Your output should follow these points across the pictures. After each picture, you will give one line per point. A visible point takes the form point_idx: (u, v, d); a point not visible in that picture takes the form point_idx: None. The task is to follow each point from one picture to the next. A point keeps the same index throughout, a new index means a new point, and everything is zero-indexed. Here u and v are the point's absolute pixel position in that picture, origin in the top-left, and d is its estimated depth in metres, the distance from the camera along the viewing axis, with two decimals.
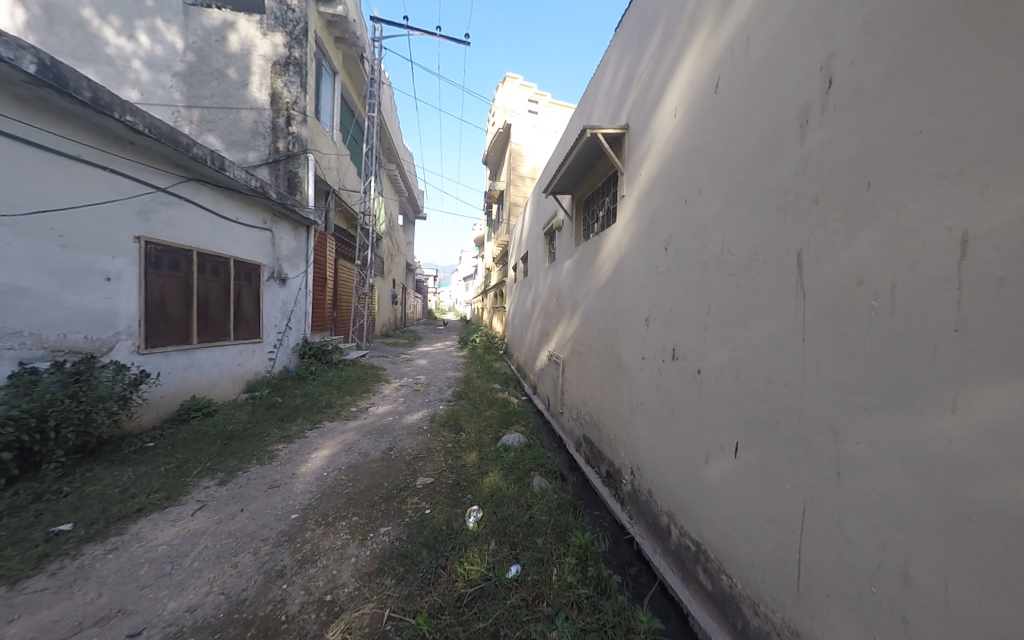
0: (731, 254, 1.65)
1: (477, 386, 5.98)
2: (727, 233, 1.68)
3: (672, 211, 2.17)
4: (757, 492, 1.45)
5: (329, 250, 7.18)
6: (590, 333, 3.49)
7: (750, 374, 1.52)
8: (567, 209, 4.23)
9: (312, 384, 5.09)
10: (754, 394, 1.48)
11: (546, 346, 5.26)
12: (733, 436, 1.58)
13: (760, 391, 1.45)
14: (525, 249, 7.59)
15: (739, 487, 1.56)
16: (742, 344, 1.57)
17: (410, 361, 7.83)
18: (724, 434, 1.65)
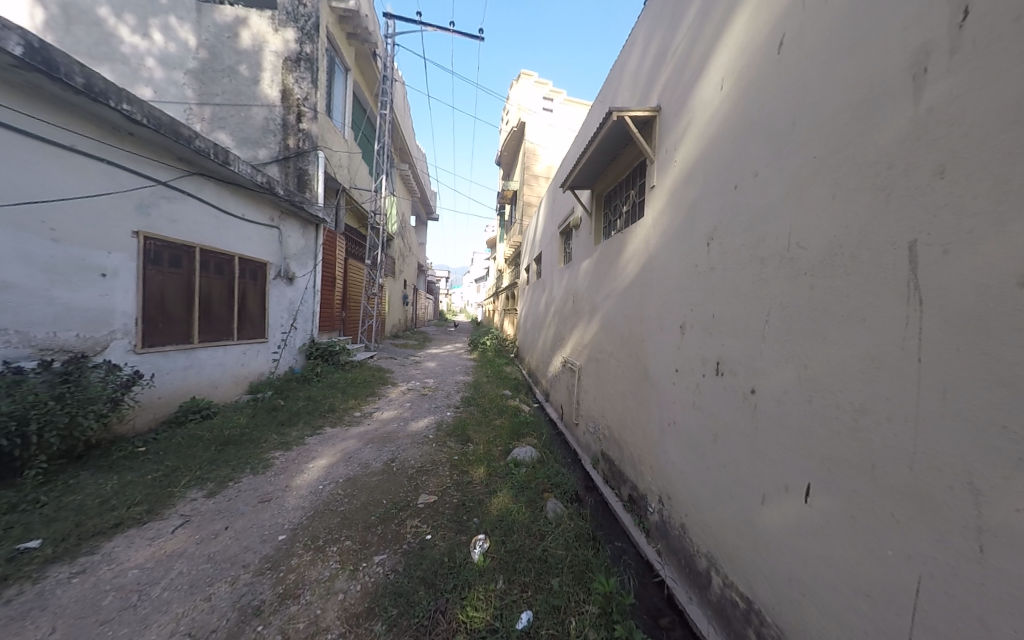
0: (804, 250, 1.36)
1: (486, 391, 5.73)
2: (796, 224, 1.40)
3: (718, 201, 1.88)
4: (840, 552, 1.17)
5: (338, 249, 7.08)
6: (610, 340, 3.19)
7: (828, 402, 1.23)
8: (585, 205, 3.93)
9: (316, 386, 4.93)
10: (836, 428, 1.20)
11: (559, 352, 4.97)
12: (803, 477, 1.31)
13: (846, 424, 1.16)
14: (538, 250, 7.33)
15: (812, 541, 1.28)
16: (817, 363, 1.29)
17: (418, 364, 7.66)
18: (790, 473, 1.38)
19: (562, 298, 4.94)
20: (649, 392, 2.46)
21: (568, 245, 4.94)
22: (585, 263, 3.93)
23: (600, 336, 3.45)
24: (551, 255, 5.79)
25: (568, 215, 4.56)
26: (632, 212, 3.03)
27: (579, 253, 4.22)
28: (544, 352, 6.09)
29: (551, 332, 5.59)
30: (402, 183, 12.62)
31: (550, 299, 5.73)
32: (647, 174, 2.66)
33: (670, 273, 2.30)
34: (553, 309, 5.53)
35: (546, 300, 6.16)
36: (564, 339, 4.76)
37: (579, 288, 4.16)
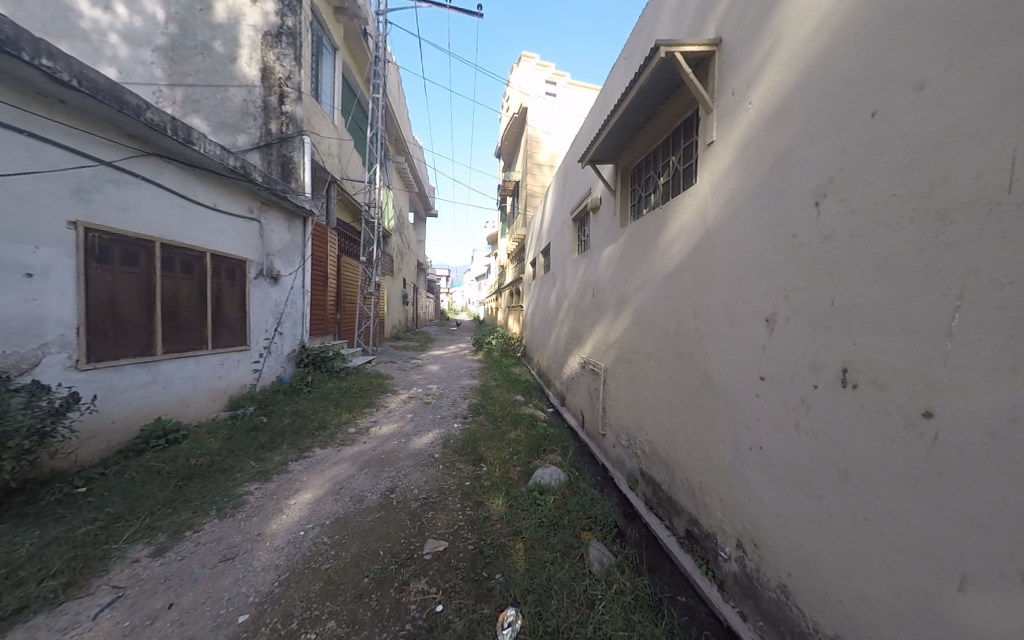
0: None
1: (496, 396, 5.21)
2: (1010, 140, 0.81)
3: (839, 140, 1.23)
4: None
5: (330, 245, 6.56)
6: (646, 336, 2.64)
7: None
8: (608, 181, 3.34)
9: (307, 399, 4.39)
10: None
11: (578, 351, 4.44)
12: None
13: None
14: (546, 240, 6.79)
15: None
16: None
17: (420, 367, 7.15)
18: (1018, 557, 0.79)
19: (578, 291, 4.41)
20: (711, 401, 1.88)
21: (585, 232, 4.39)
22: (608, 249, 3.37)
23: (631, 326, 2.90)
24: (563, 245, 5.26)
25: (585, 197, 4.00)
26: (668, 185, 2.46)
27: (598, 238, 3.68)
28: (557, 350, 5.57)
29: (565, 329, 5.06)
30: (398, 177, 12.02)
31: (563, 293, 5.20)
32: (697, 131, 2.09)
33: (738, 239, 1.69)
34: (567, 304, 4.99)
35: (557, 295, 5.63)
36: (583, 337, 4.24)
37: (600, 279, 3.61)
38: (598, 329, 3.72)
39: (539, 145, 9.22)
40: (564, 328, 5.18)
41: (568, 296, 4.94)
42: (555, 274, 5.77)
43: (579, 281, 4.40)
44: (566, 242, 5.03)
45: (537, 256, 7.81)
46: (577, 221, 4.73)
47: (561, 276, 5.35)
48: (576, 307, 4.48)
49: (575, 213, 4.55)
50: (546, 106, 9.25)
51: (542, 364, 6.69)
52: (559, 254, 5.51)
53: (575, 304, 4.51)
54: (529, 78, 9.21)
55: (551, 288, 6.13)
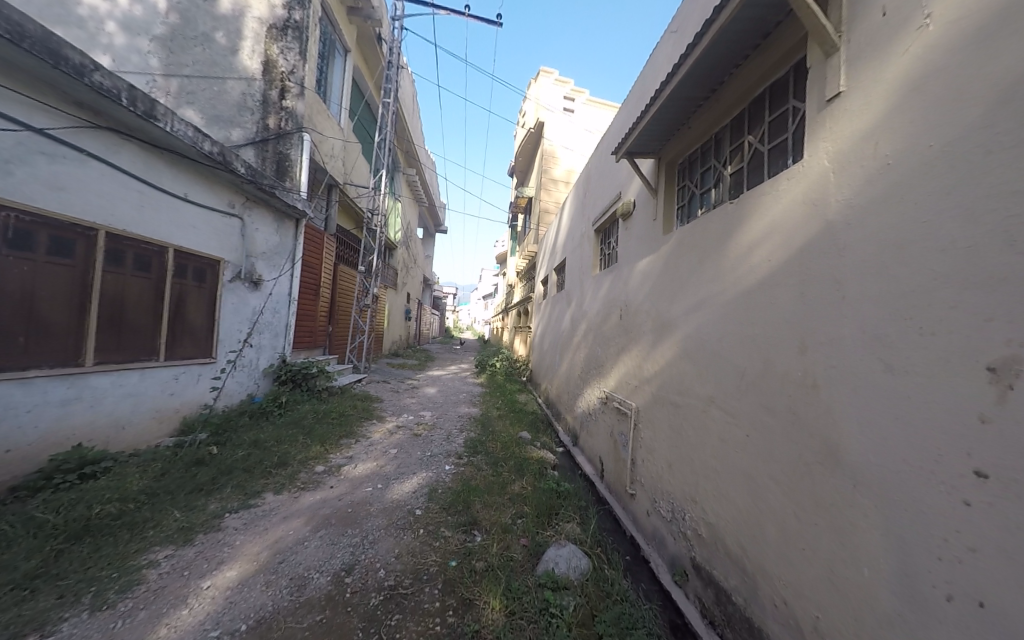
0: None
1: (496, 430, 4.48)
2: None
3: None
4: None
5: (325, 252, 6.10)
6: (702, 373, 1.96)
7: None
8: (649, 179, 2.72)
9: (275, 425, 3.73)
10: None
11: (597, 383, 3.76)
12: None
13: None
14: (560, 256, 6.24)
15: None
16: None
17: (415, 390, 6.47)
18: None
19: (600, 311, 3.78)
20: (845, 489, 1.17)
21: (610, 244, 3.81)
22: (643, 261, 2.76)
23: (677, 358, 2.23)
24: (581, 260, 4.68)
25: (612, 203, 3.44)
26: (738, 174, 1.87)
27: (628, 251, 3.09)
28: (570, 380, 4.87)
29: (581, 355, 4.40)
30: (409, 190, 11.81)
31: (580, 315, 4.57)
32: (797, 92, 1.50)
33: (891, 231, 1.06)
34: (584, 326, 4.36)
35: (571, 316, 5.00)
36: (604, 367, 3.57)
37: (631, 297, 2.98)
38: (625, 359, 3.06)
39: (556, 160, 8.87)
40: (578, 355, 4.51)
41: (586, 317, 4.30)
42: (570, 293, 5.18)
43: (601, 301, 3.78)
44: (586, 258, 4.46)
45: (548, 273, 7.27)
46: (599, 234, 4.18)
47: (578, 295, 4.75)
48: (597, 332, 3.84)
49: (598, 224, 4.00)
50: (564, 122, 8.99)
51: (551, 394, 5.96)
52: (576, 271, 4.95)
53: (596, 327, 3.87)
54: (547, 93, 9.01)
55: (564, 309, 5.52)
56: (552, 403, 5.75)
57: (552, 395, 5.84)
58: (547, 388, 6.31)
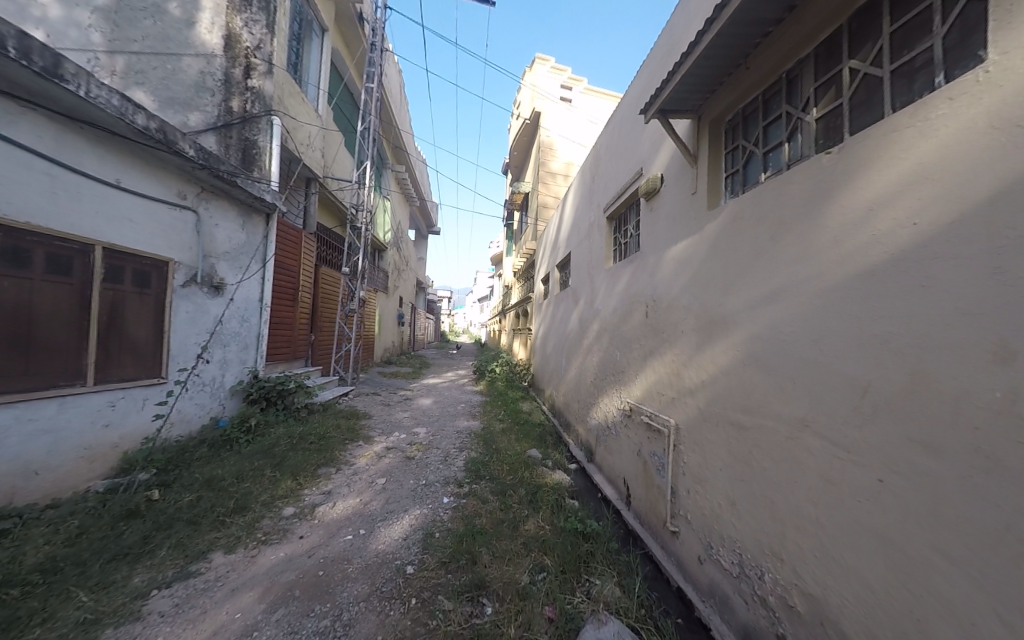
0: None
1: (502, 447, 3.94)
2: None
3: None
4: None
5: (305, 253, 5.53)
6: (785, 386, 1.45)
7: None
8: (688, 145, 2.22)
9: (239, 457, 3.12)
10: None
11: (617, 390, 3.25)
12: None
13: None
14: (564, 250, 5.77)
15: None
16: None
17: (408, 401, 5.90)
18: None
19: (619, 308, 3.27)
20: None
21: (627, 230, 3.34)
22: (683, 244, 2.26)
23: (739, 362, 1.73)
24: (590, 251, 4.19)
25: (633, 180, 2.98)
26: (832, 117, 1.40)
27: (657, 233, 2.60)
28: (582, 387, 4.36)
29: (595, 359, 3.89)
30: (397, 188, 11.24)
31: (592, 314, 4.06)
32: None
33: None
34: (598, 326, 3.85)
35: (581, 315, 4.50)
36: (626, 373, 3.06)
37: (662, 290, 2.48)
38: (655, 362, 2.56)
39: (554, 152, 8.54)
40: (592, 358, 4.00)
41: (600, 316, 3.81)
42: (578, 290, 4.68)
43: (619, 296, 3.29)
44: (597, 250, 3.97)
45: (550, 270, 6.80)
46: (613, 220, 3.70)
47: (587, 292, 4.25)
48: (616, 332, 3.34)
49: (612, 208, 3.53)
50: (561, 112, 8.61)
51: (558, 401, 5.43)
52: (584, 266, 4.45)
53: (614, 327, 3.37)
54: (544, 81, 8.59)
55: (570, 309, 5.02)
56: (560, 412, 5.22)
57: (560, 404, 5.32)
58: (554, 395, 5.78)
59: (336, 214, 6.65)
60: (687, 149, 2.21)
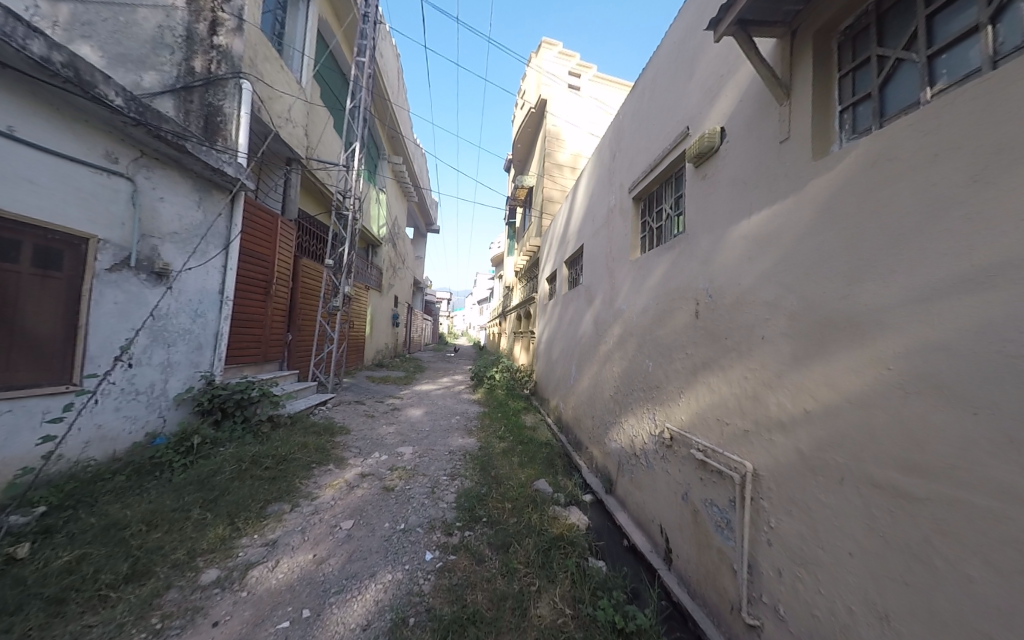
0: None
1: (503, 475, 3.25)
2: None
3: None
4: None
5: (281, 242, 4.89)
6: (1019, 440, 0.79)
7: None
8: (781, 72, 1.57)
9: (164, 490, 2.42)
10: None
11: (651, 411, 2.58)
12: None
13: None
14: (573, 244, 5.15)
15: None
16: None
17: (397, 412, 5.21)
18: None
19: (652, 307, 2.62)
20: None
21: (661, 211, 2.71)
22: (762, 215, 1.61)
23: (887, 388, 1.08)
24: (611, 240, 3.54)
25: (676, 140, 2.35)
26: None
27: (717, 205, 1.95)
28: (598, 403, 3.68)
29: (618, 370, 3.22)
30: (394, 182, 10.64)
31: (612, 316, 3.41)
32: None
33: None
34: (621, 330, 3.19)
35: (598, 317, 3.84)
36: (664, 389, 2.40)
37: (726, 281, 1.83)
38: (712, 378, 1.90)
39: (560, 144, 8.04)
40: (613, 369, 3.33)
41: (623, 316, 3.16)
42: (593, 289, 4.03)
43: (652, 293, 2.64)
44: (619, 240, 3.32)
45: (557, 267, 6.16)
46: (642, 201, 3.07)
47: (607, 292, 3.60)
48: (647, 337, 2.68)
49: (642, 184, 2.90)
50: (569, 101, 8.11)
51: (567, 416, 4.75)
52: (602, 260, 3.81)
53: (645, 331, 2.72)
54: (551, 68, 8.02)
55: (584, 311, 4.36)
56: (570, 429, 4.53)
57: (569, 420, 4.63)
58: (562, 408, 5.09)
59: (318, 200, 6.04)
60: (781, 79, 1.54)
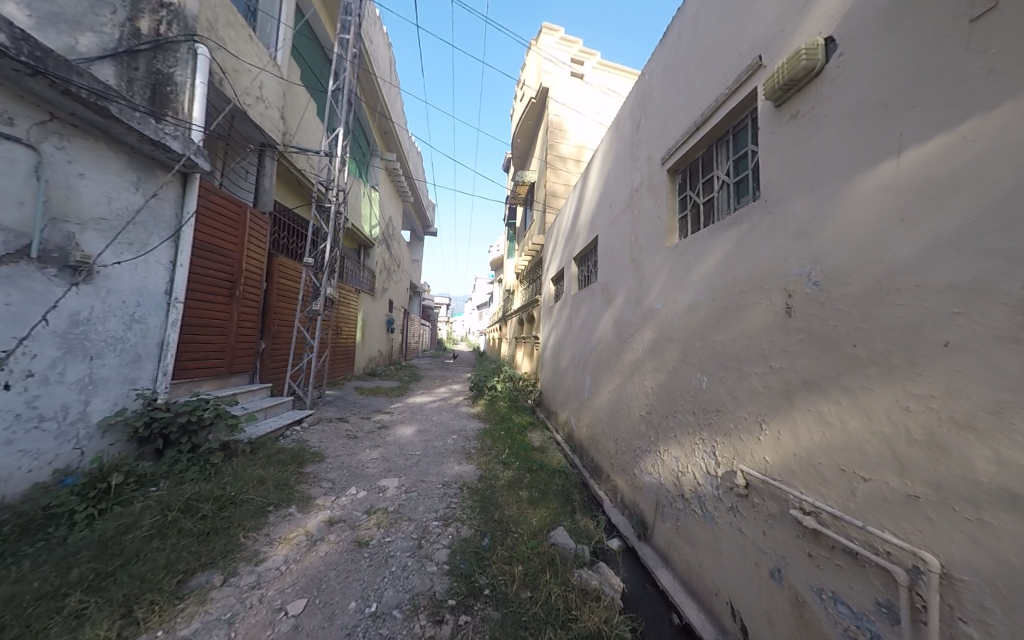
0: None
1: (509, 518, 2.58)
2: None
3: None
4: None
5: (249, 236, 4.29)
6: None
7: None
8: None
9: (40, 566, 1.72)
10: None
11: (707, 444, 1.93)
12: None
13: None
14: (585, 237, 4.55)
15: None
16: None
17: (385, 430, 4.56)
18: None
19: (705, 304, 2.00)
20: None
21: (711, 180, 2.11)
22: (925, 147, 1.00)
23: None
24: (636, 226, 2.93)
25: (742, 77, 1.73)
26: None
27: (820, 151, 1.35)
28: (624, 423, 3.03)
29: (651, 385, 2.58)
30: (387, 181, 10.13)
31: (641, 318, 2.78)
32: None
33: None
34: (655, 335, 2.57)
35: (620, 319, 3.21)
36: (731, 415, 1.76)
37: (849, 259, 1.21)
38: (826, 405, 1.27)
39: (565, 135, 7.56)
40: (644, 383, 2.69)
41: (657, 317, 2.53)
42: (613, 287, 3.41)
43: (702, 286, 2.02)
44: (648, 224, 2.71)
45: (565, 265, 5.56)
46: (679, 173, 2.46)
47: (632, 289, 2.98)
48: (698, 343, 2.06)
49: (683, 149, 2.29)
50: (573, 90, 7.66)
51: (583, 435, 4.09)
52: (623, 252, 3.20)
53: (694, 336, 2.09)
54: (552, 54, 7.59)
55: (600, 312, 3.75)
56: (587, 451, 3.87)
57: (586, 440, 3.97)
58: (575, 425, 4.43)
59: (297, 192, 5.51)
60: None
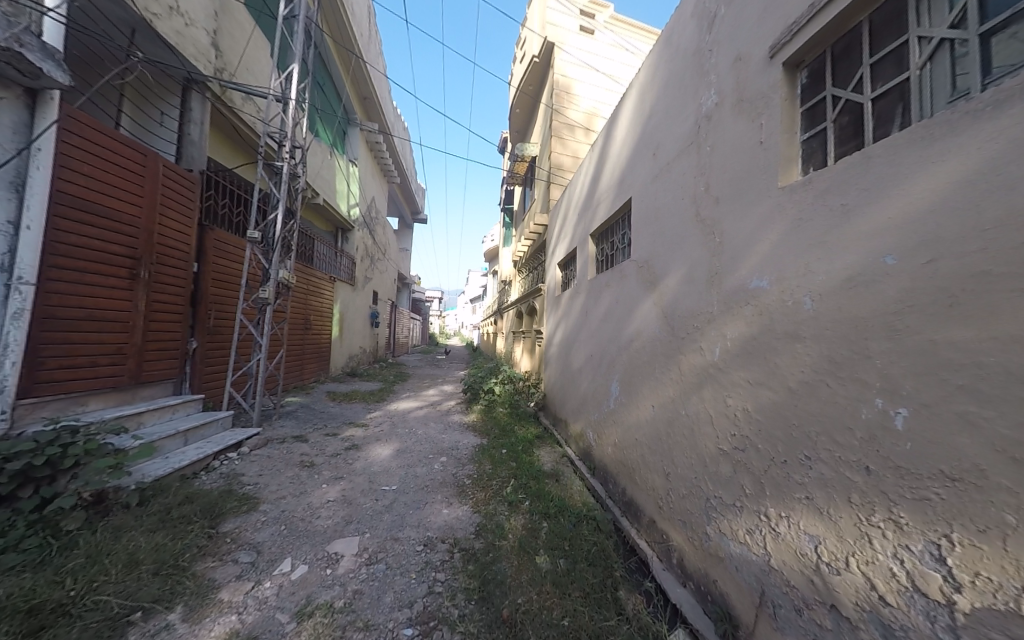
0: None
1: (526, 614, 1.64)
2: None
3: None
4: None
5: (163, 200, 3.24)
6: None
7: None
8: None
9: None
10: None
11: (919, 537, 1.02)
12: None
13: None
14: (610, 203, 3.61)
15: None
16: None
17: (357, 449, 3.59)
18: None
19: (912, 271, 1.07)
20: None
21: (904, 53, 1.22)
22: None
23: None
24: (713, 168, 2.01)
25: None
26: None
27: None
28: (686, 455, 2.12)
29: (750, 408, 1.66)
30: (368, 155, 8.99)
31: (726, 303, 1.85)
32: None
33: None
34: (759, 329, 1.64)
35: (680, 306, 2.27)
36: (1012, 495, 0.84)
37: None
38: None
39: (573, 99, 6.69)
40: (733, 401, 1.77)
41: (765, 300, 1.60)
42: (667, 263, 2.46)
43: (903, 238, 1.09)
44: (743, 158, 1.79)
45: (578, 243, 4.62)
46: (809, 68, 1.56)
47: (706, 261, 2.04)
48: (879, 343, 1.14)
49: (821, 20, 1.40)
50: (582, 46, 6.74)
51: (614, 456, 3.17)
52: (684, 210, 2.28)
53: (872, 330, 1.16)
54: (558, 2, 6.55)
55: (641, 299, 2.81)
56: (621, 481, 2.95)
57: (618, 465, 3.05)
58: (601, 442, 3.51)
59: (237, 145, 4.40)
60: None
